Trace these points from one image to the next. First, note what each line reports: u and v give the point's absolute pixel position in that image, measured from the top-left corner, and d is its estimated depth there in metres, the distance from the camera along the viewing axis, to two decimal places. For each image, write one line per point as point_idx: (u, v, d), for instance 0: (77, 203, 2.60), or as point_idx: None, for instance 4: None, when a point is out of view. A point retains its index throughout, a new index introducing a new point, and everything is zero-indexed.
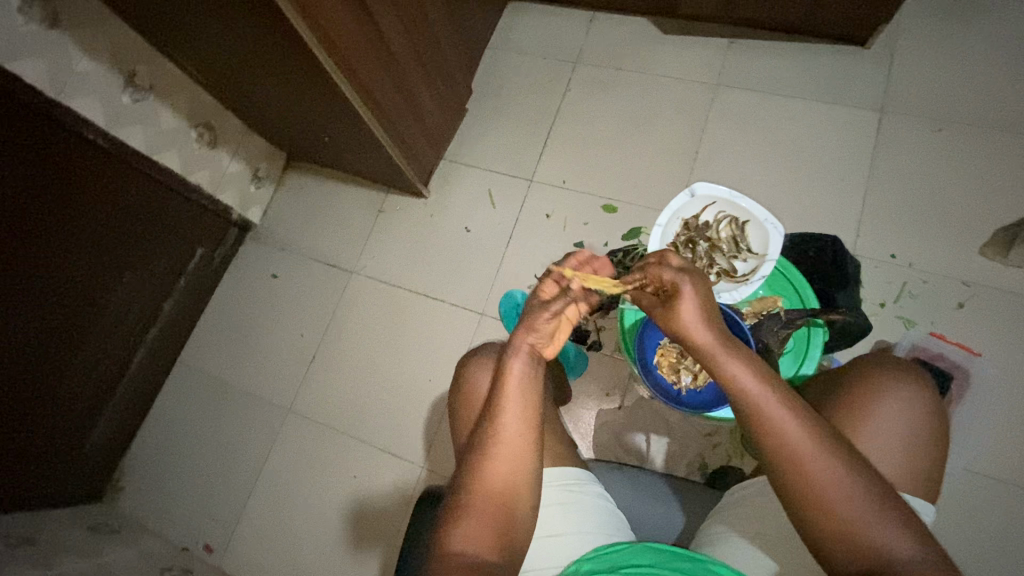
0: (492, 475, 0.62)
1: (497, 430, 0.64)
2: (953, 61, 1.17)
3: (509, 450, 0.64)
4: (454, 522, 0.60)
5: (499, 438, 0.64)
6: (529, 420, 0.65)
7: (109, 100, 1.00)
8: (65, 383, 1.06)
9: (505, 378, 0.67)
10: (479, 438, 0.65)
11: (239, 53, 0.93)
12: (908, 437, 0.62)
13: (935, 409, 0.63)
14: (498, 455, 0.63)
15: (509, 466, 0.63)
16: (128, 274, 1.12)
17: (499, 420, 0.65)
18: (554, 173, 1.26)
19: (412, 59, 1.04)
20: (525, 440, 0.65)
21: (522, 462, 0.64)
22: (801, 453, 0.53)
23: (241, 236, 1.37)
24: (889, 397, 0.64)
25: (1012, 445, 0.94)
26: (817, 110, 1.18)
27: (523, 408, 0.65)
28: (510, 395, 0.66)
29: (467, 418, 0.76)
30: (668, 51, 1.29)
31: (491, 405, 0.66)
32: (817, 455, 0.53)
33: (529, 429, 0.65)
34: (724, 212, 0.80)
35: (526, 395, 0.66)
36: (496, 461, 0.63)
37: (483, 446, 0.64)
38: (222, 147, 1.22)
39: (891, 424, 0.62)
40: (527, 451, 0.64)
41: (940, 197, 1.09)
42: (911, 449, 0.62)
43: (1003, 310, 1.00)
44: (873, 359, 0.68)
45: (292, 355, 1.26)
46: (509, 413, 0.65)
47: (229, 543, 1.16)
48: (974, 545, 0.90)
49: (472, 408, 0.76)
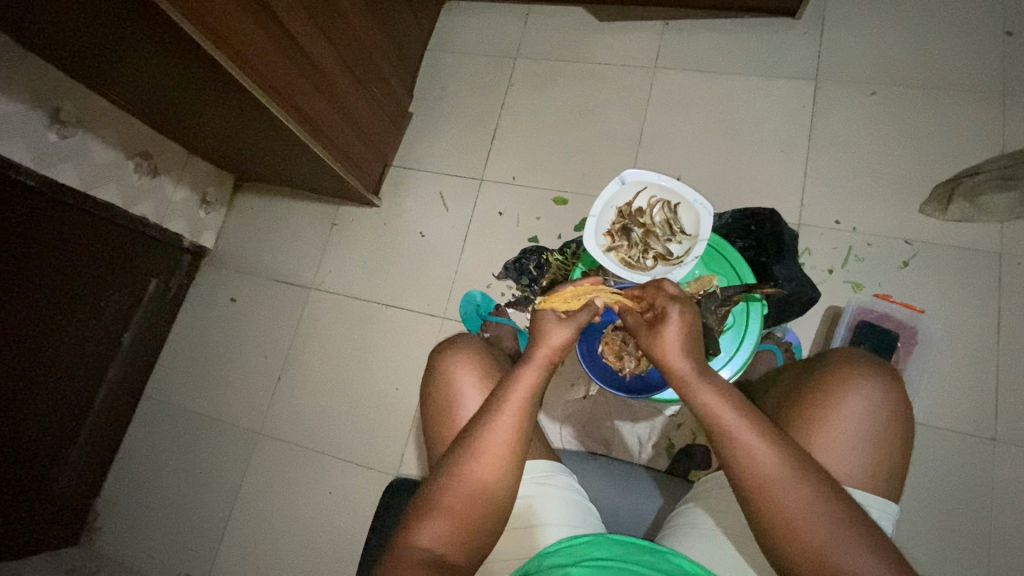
0: (471, 477, 0.62)
1: (491, 435, 0.63)
2: (881, 23, 1.18)
3: (495, 455, 0.63)
4: (423, 520, 0.60)
5: (487, 443, 0.63)
6: (518, 426, 0.65)
7: (35, 140, 0.97)
8: (23, 431, 1.05)
9: (514, 385, 0.66)
10: (462, 439, 0.64)
11: (162, 81, 0.91)
12: (871, 428, 0.64)
13: (899, 400, 0.65)
14: (481, 458, 0.63)
15: (491, 470, 0.63)
16: (80, 314, 1.10)
17: (490, 423, 0.64)
18: (502, 170, 1.26)
19: (342, 70, 1.04)
20: (513, 449, 0.64)
21: (503, 467, 0.63)
22: (770, 466, 0.54)
23: (196, 262, 1.36)
24: (859, 389, 0.65)
25: (963, 397, 0.96)
26: (754, 85, 1.19)
27: (517, 414, 0.64)
28: (512, 402, 0.65)
29: (445, 417, 0.76)
30: (604, 38, 1.29)
31: (490, 407, 0.65)
32: (787, 464, 0.54)
33: (518, 437, 0.64)
34: (656, 197, 0.80)
35: (527, 404, 0.65)
36: (479, 464, 0.62)
37: (463, 446, 0.64)
38: (164, 175, 1.21)
39: (856, 421, 0.64)
40: (509, 457, 0.64)
41: (878, 160, 1.11)
42: (870, 437, 0.63)
43: (946, 267, 1.03)
44: (844, 355, 0.70)
45: (258, 377, 1.26)
46: (507, 421, 0.64)
47: (210, 570, 1.15)
48: (932, 497, 0.92)
49: (454, 408, 0.75)
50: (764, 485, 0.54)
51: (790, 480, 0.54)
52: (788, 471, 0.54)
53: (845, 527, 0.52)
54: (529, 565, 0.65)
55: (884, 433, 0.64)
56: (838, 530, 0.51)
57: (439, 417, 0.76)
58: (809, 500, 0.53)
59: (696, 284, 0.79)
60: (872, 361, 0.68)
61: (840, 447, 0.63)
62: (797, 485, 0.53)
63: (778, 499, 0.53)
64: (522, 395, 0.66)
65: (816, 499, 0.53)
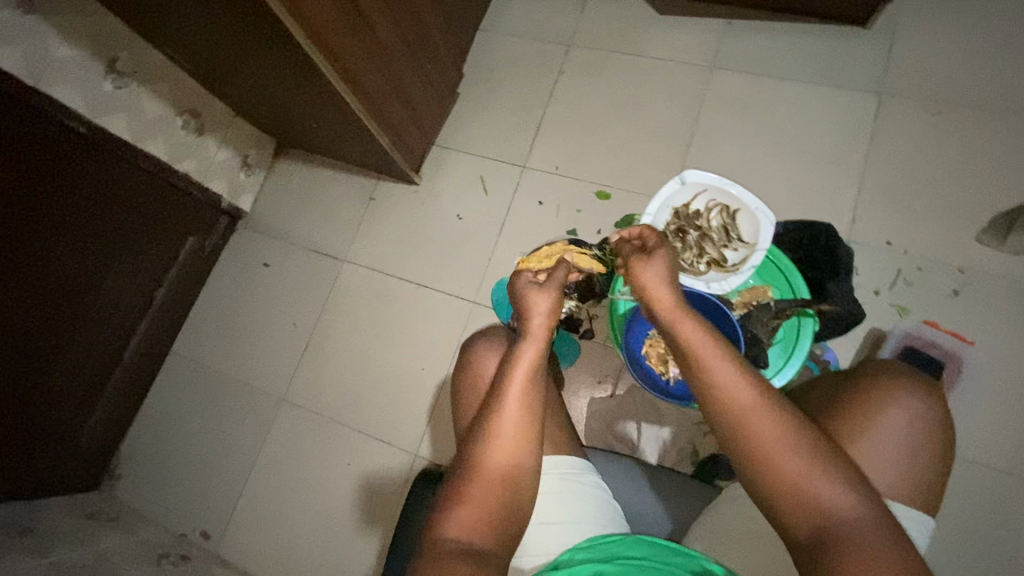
0: (491, 457, 0.62)
1: (501, 413, 0.64)
2: (954, 41, 1.14)
3: (508, 432, 0.63)
4: (449, 509, 0.59)
5: (500, 422, 0.63)
6: (529, 400, 0.65)
7: (89, 88, 0.97)
8: (57, 374, 1.07)
9: (515, 362, 0.67)
10: (478, 425, 0.65)
11: (223, 41, 0.91)
12: (906, 445, 0.62)
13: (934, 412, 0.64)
14: (496, 438, 0.63)
15: (511, 451, 0.63)
16: (118, 265, 1.12)
17: (499, 401, 0.65)
18: (546, 159, 1.24)
19: (399, 42, 1.02)
20: (529, 423, 0.64)
21: (522, 445, 0.63)
22: (750, 406, 0.56)
23: (232, 224, 1.36)
24: (896, 404, 0.64)
25: (1003, 433, 0.94)
26: (814, 94, 1.16)
27: (524, 387, 0.66)
28: (517, 376, 0.66)
29: (467, 409, 0.76)
30: (662, 32, 1.26)
31: (497, 389, 0.66)
32: (770, 403, 0.56)
33: (530, 410, 0.65)
34: (715, 200, 0.81)
35: (533, 378, 0.67)
36: (496, 443, 0.63)
37: (479, 430, 0.64)
38: (209, 134, 1.21)
39: (898, 437, 0.62)
40: (526, 425, 0.64)
41: (937, 183, 1.07)
42: (905, 453, 0.62)
43: (998, 298, 1.00)
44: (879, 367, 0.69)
45: (286, 343, 1.26)
46: (514, 396, 0.65)
47: (226, 528, 1.17)
48: (960, 529, 0.91)
49: (475, 399, 0.75)
50: (749, 426, 0.56)
51: (778, 420, 0.56)
52: (766, 411, 0.56)
53: (836, 471, 0.54)
54: (560, 559, 0.64)
55: (924, 451, 0.62)
56: (832, 473, 0.53)
57: (462, 408, 0.76)
58: (799, 441, 0.55)
59: (749, 295, 0.82)
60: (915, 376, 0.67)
61: (876, 462, 0.62)
62: (778, 425, 0.55)
63: (774, 438, 0.55)
64: (525, 369, 0.67)
65: (813, 445, 0.55)
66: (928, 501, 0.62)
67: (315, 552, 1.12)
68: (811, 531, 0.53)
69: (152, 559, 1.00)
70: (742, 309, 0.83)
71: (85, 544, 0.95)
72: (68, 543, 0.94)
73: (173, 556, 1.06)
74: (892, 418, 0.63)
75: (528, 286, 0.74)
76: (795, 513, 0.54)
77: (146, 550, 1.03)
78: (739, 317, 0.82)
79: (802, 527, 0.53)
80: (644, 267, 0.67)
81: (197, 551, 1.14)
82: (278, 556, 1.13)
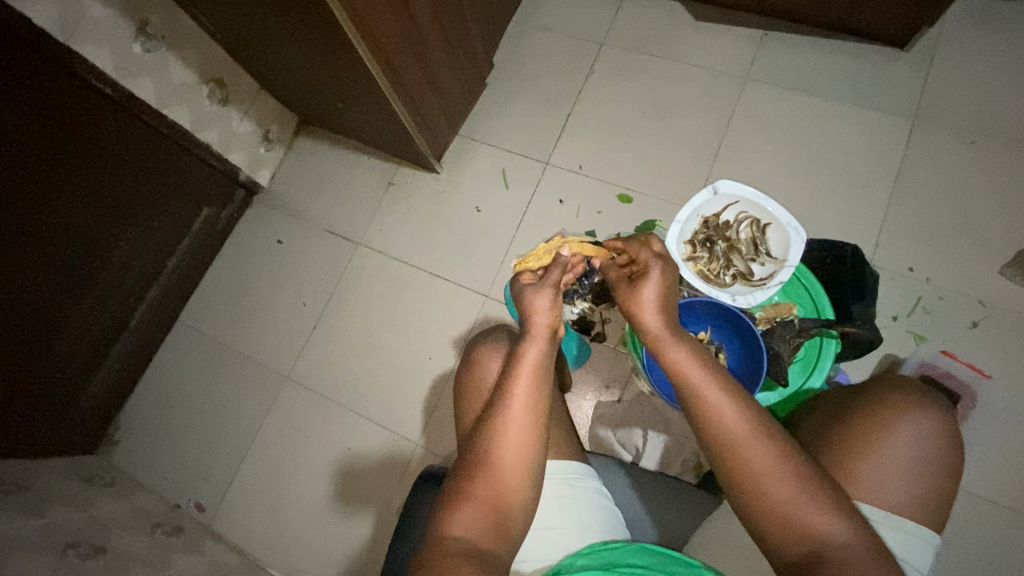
0: (499, 456, 0.61)
1: (505, 416, 0.62)
2: (992, 70, 1.12)
3: (518, 434, 0.62)
4: (453, 508, 0.58)
5: (507, 422, 0.62)
6: (535, 402, 0.64)
7: (120, 50, 0.95)
8: (62, 335, 1.06)
9: (518, 363, 0.65)
10: (485, 422, 0.63)
11: (258, 13, 0.89)
12: (920, 465, 0.61)
13: (947, 430, 0.62)
14: (506, 439, 0.61)
15: (517, 453, 0.61)
16: (132, 230, 1.11)
17: (504, 403, 0.63)
18: (570, 158, 1.22)
19: (434, 27, 1.00)
20: (535, 422, 0.63)
21: (526, 448, 0.62)
22: (741, 431, 0.56)
23: (248, 198, 1.35)
24: (910, 423, 0.62)
25: (1012, 470, 0.93)
26: (848, 114, 1.14)
27: (531, 386, 0.64)
28: (526, 375, 0.65)
29: (470, 409, 0.74)
30: (696, 39, 1.25)
31: (502, 390, 0.64)
32: (765, 430, 0.56)
33: (535, 412, 0.63)
34: (746, 213, 0.86)
35: (539, 380, 0.65)
36: (504, 445, 0.61)
37: (486, 430, 0.62)
38: (234, 105, 1.19)
39: (908, 457, 0.61)
40: (530, 430, 0.62)
41: (964, 213, 1.06)
42: (918, 472, 0.61)
43: (1016, 334, 0.99)
44: (893, 383, 0.67)
45: (294, 321, 1.26)
46: (518, 396, 0.63)
47: (220, 501, 1.17)
48: (961, 563, 0.90)
49: (480, 395, 0.74)
50: (742, 452, 0.56)
51: (772, 447, 0.55)
52: (761, 435, 0.56)
53: (820, 485, 0.54)
54: (562, 565, 0.63)
55: (935, 470, 0.61)
56: (822, 496, 0.53)
57: (465, 406, 0.75)
58: (791, 467, 0.54)
59: (773, 311, 0.86)
60: (930, 394, 0.65)
61: (887, 481, 0.60)
62: (774, 456, 0.55)
63: (766, 464, 0.55)
64: (530, 371, 0.65)
65: (808, 470, 0.55)
66: (938, 531, 0.62)
67: (308, 533, 1.12)
68: (799, 555, 0.53)
69: (146, 528, 0.99)
70: (765, 325, 0.87)
71: (80, 508, 0.94)
72: (64, 505, 0.92)
73: (166, 526, 1.05)
74: (903, 435, 0.61)
75: (526, 285, 0.71)
76: (780, 539, 0.54)
77: (140, 519, 1.02)
78: (762, 331, 0.86)
79: (793, 551, 0.53)
80: (648, 280, 0.65)
81: (190, 522, 1.13)
82: (269, 534, 1.13)
